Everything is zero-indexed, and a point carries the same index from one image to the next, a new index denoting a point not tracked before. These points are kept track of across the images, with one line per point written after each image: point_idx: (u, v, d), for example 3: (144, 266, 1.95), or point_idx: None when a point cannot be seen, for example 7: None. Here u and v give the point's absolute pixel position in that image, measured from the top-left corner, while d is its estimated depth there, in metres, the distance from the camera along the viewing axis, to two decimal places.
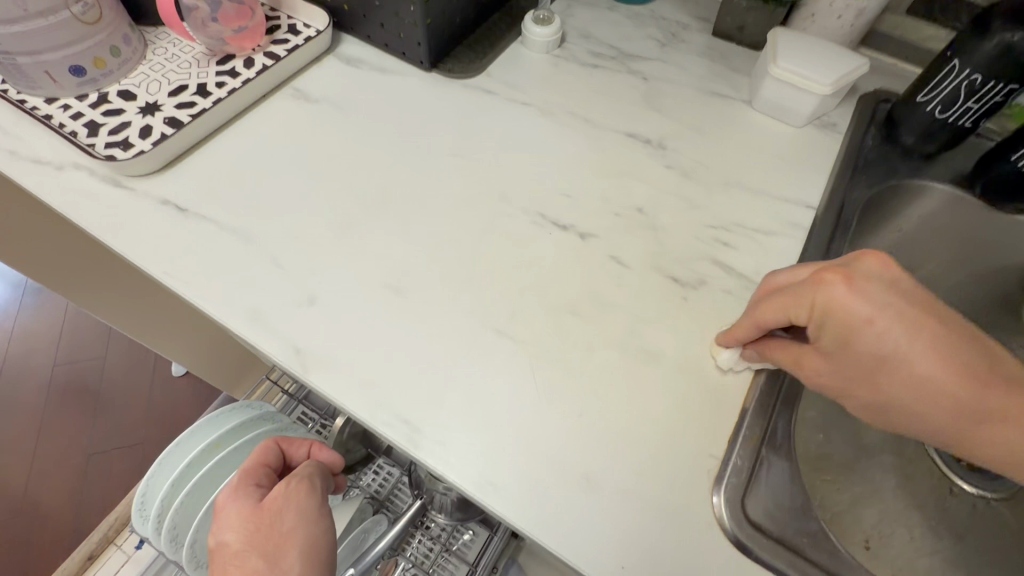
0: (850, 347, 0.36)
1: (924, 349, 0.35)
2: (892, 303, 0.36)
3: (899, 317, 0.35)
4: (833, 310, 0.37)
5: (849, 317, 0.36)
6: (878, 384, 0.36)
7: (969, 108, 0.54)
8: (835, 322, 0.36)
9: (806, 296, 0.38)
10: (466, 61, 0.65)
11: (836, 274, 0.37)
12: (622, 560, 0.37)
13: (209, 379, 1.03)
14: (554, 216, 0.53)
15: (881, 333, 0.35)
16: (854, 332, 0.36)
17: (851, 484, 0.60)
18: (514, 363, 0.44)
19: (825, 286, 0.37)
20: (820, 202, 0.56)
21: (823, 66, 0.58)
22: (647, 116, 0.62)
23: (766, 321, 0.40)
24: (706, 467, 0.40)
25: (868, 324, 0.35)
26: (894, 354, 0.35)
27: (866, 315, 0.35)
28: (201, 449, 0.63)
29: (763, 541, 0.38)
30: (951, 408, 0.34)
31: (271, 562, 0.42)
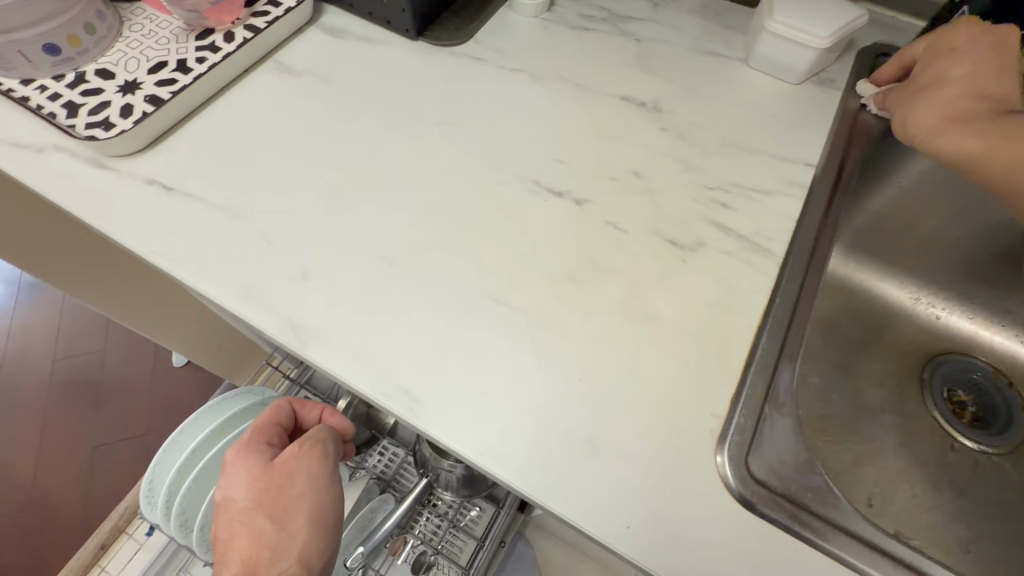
0: (930, 62, 0.52)
1: (968, 73, 0.50)
2: (971, 61, 0.50)
3: (978, 54, 0.50)
4: (940, 37, 0.52)
5: (945, 45, 0.52)
6: (920, 94, 0.51)
7: None
8: (933, 48, 0.53)
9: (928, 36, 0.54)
10: (454, 28, 0.63)
11: (965, 29, 0.51)
12: (627, 520, 0.37)
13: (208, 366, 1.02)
14: (548, 183, 0.52)
15: (955, 53, 0.51)
16: (939, 53, 0.52)
17: (853, 443, 0.61)
18: (512, 332, 0.44)
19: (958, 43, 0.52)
20: (818, 159, 0.55)
21: (821, 18, 0.56)
22: (640, 78, 0.61)
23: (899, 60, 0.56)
24: (708, 427, 0.40)
25: (947, 70, 0.50)
26: (946, 73, 0.50)
27: (956, 49, 0.51)
28: (204, 437, 0.63)
29: (767, 497, 0.38)
30: (954, 103, 0.49)
31: (280, 524, 0.44)
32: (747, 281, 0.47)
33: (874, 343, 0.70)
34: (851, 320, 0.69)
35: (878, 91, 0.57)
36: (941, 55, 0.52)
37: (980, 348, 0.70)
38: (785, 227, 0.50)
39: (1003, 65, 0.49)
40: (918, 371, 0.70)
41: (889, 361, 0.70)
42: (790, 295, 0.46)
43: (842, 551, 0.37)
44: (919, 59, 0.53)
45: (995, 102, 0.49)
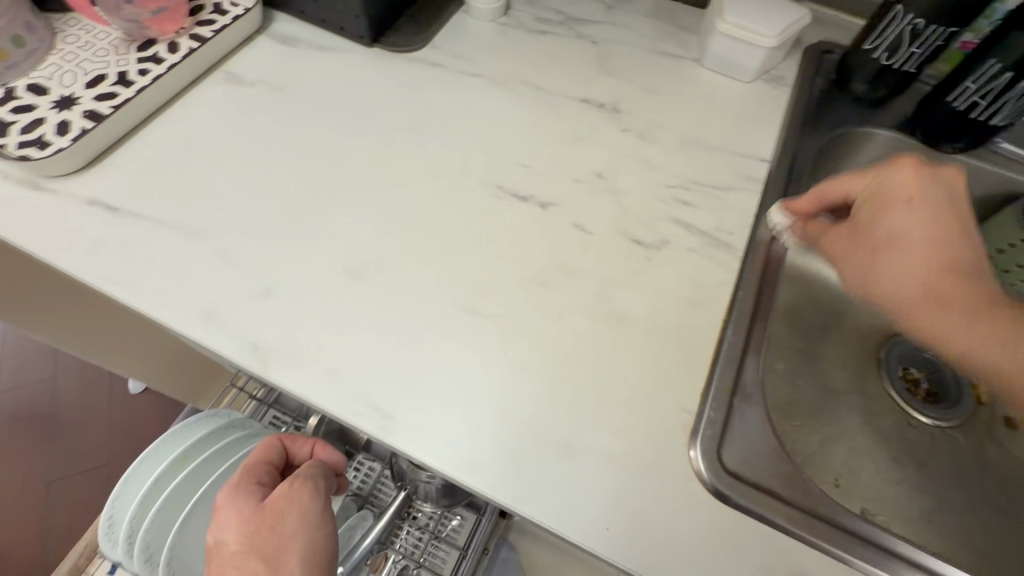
0: (881, 214, 0.43)
1: (931, 236, 0.41)
2: (924, 215, 0.42)
3: (936, 211, 0.42)
4: (886, 185, 0.43)
5: (894, 196, 0.43)
6: (878, 254, 0.42)
7: (912, 53, 0.56)
8: (880, 195, 0.43)
9: (868, 176, 0.45)
10: (410, 33, 0.62)
11: (911, 175, 0.43)
12: (606, 521, 0.37)
13: (167, 390, 0.98)
14: (512, 187, 0.52)
15: (912, 203, 0.42)
16: (891, 205, 0.43)
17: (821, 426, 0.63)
18: (483, 339, 0.43)
19: (893, 180, 0.43)
20: (772, 154, 0.57)
21: (768, 18, 0.58)
22: (600, 80, 0.61)
23: (823, 194, 0.47)
24: (680, 422, 0.41)
25: (905, 202, 0.42)
26: (903, 235, 0.42)
27: (911, 203, 0.42)
28: (167, 465, 0.61)
29: (740, 488, 0.39)
30: (929, 280, 0.40)
31: (271, 567, 0.41)
32: (711, 276, 0.48)
33: (835, 329, 0.73)
34: (811, 308, 0.72)
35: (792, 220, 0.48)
36: (891, 205, 0.43)
37: None
38: (745, 222, 0.52)
39: (961, 221, 0.42)
40: (874, 353, 0.72)
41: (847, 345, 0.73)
42: (752, 287, 0.47)
43: (813, 535, 0.38)
44: (866, 203, 0.44)
45: (971, 282, 0.40)
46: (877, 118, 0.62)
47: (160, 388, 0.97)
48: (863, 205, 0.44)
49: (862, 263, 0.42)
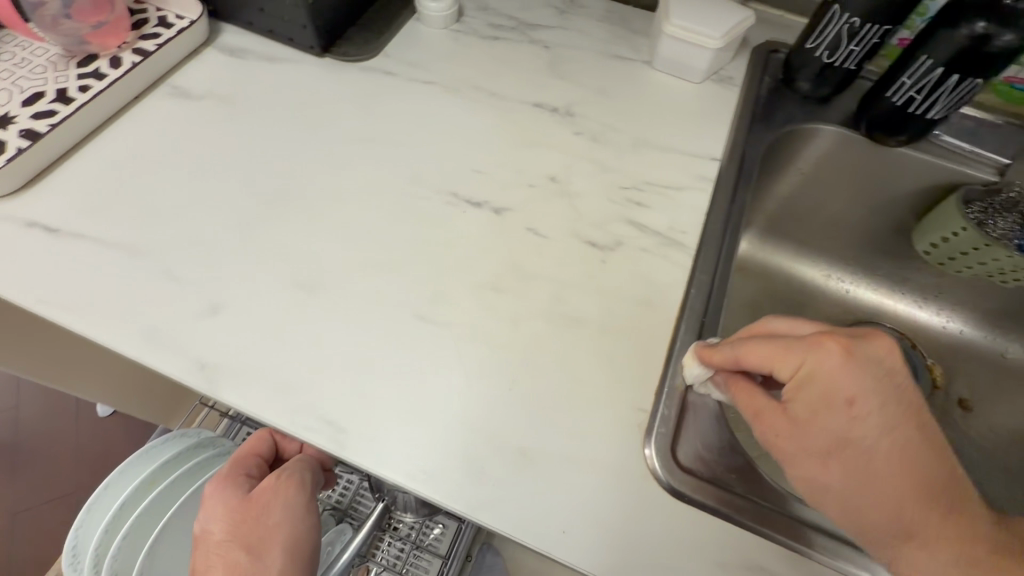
0: (818, 419, 0.34)
1: (890, 456, 0.33)
2: (878, 400, 0.33)
3: (885, 415, 0.33)
4: (819, 374, 0.34)
5: (831, 389, 0.34)
6: (830, 469, 0.34)
7: (852, 51, 0.57)
8: (815, 389, 0.34)
9: (797, 352, 0.35)
10: (361, 42, 0.62)
11: (841, 355, 0.34)
12: (564, 524, 0.37)
13: (136, 413, 0.96)
14: (466, 194, 0.52)
15: (857, 419, 0.33)
16: (831, 411, 0.34)
17: None
18: (438, 348, 0.43)
19: (825, 359, 0.34)
20: (723, 153, 0.58)
21: (712, 20, 0.59)
22: (553, 84, 0.62)
23: (745, 360, 0.37)
24: (636, 421, 0.41)
25: (846, 400, 0.33)
26: (856, 444, 0.33)
27: (859, 423, 0.33)
28: (134, 488, 0.59)
29: (694, 483, 0.39)
30: (893, 506, 0.32)
31: (255, 556, 0.42)
32: (665, 275, 0.49)
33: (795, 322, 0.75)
34: (771, 303, 0.75)
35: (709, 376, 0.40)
36: (830, 401, 0.34)
37: (885, 316, 0.77)
38: (697, 220, 0.53)
39: (913, 408, 0.34)
40: None
41: None
42: (704, 285, 0.48)
43: (768, 527, 0.38)
44: (802, 395, 0.35)
45: (946, 492, 0.32)
46: (824, 114, 0.64)
47: (129, 410, 0.94)
48: (802, 413, 0.35)
49: (826, 495, 0.34)
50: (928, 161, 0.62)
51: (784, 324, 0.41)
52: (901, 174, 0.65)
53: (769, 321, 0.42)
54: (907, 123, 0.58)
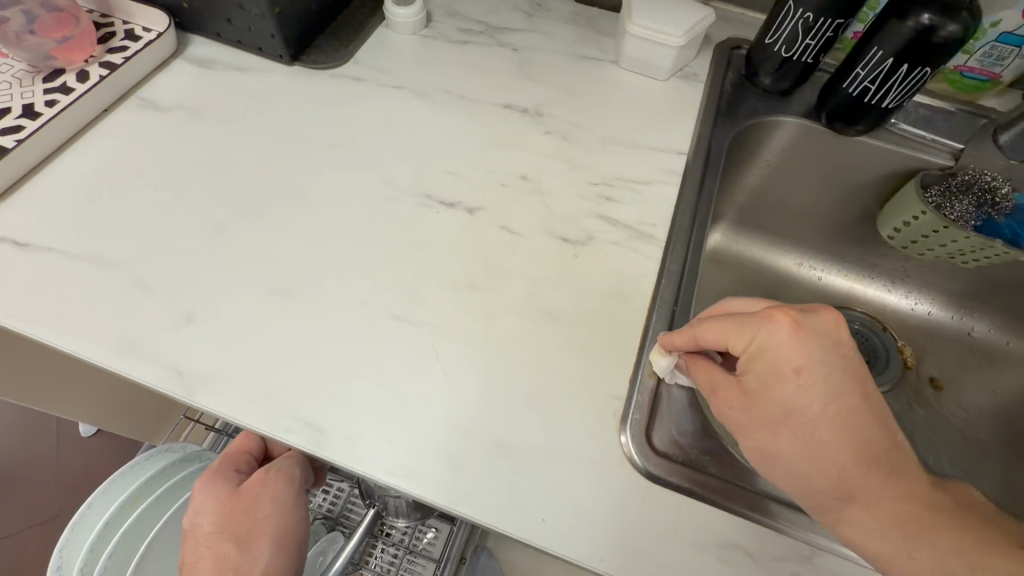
0: (770, 391, 0.36)
1: (834, 423, 0.35)
2: (827, 367, 0.35)
3: (830, 384, 0.35)
4: (769, 348, 0.36)
5: (780, 361, 0.35)
6: (778, 435, 0.36)
7: (808, 45, 0.59)
8: (765, 362, 0.36)
9: (750, 328, 0.37)
10: (331, 50, 0.63)
11: (790, 330, 0.36)
12: (543, 512, 0.38)
13: (110, 427, 0.94)
14: (440, 195, 0.53)
15: (805, 388, 0.35)
16: (781, 383, 0.35)
17: None
18: (414, 346, 0.44)
19: (774, 331, 0.36)
20: (689, 147, 0.59)
21: (674, 19, 0.61)
22: (522, 86, 0.63)
23: (703, 338, 0.39)
24: (611, 409, 0.42)
25: (794, 371, 0.35)
26: (803, 414, 0.35)
27: (806, 393, 0.35)
28: (118, 505, 0.59)
29: (670, 466, 0.40)
30: (837, 471, 0.35)
31: (243, 547, 0.42)
32: (637, 267, 0.50)
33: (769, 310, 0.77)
34: (746, 293, 0.77)
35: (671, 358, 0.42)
36: (779, 373, 0.35)
37: (857, 301, 0.80)
38: (666, 213, 0.54)
39: (857, 376, 0.36)
40: None
41: None
42: (674, 276, 0.49)
43: (741, 505, 0.39)
44: (753, 367, 0.36)
45: (887, 454, 0.35)
46: (785, 107, 0.66)
47: (103, 426, 0.92)
48: (754, 386, 0.36)
49: (777, 461, 0.36)
50: (886, 148, 0.64)
51: (740, 303, 0.43)
52: (862, 162, 0.67)
53: (728, 301, 0.44)
54: (864, 113, 0.60)
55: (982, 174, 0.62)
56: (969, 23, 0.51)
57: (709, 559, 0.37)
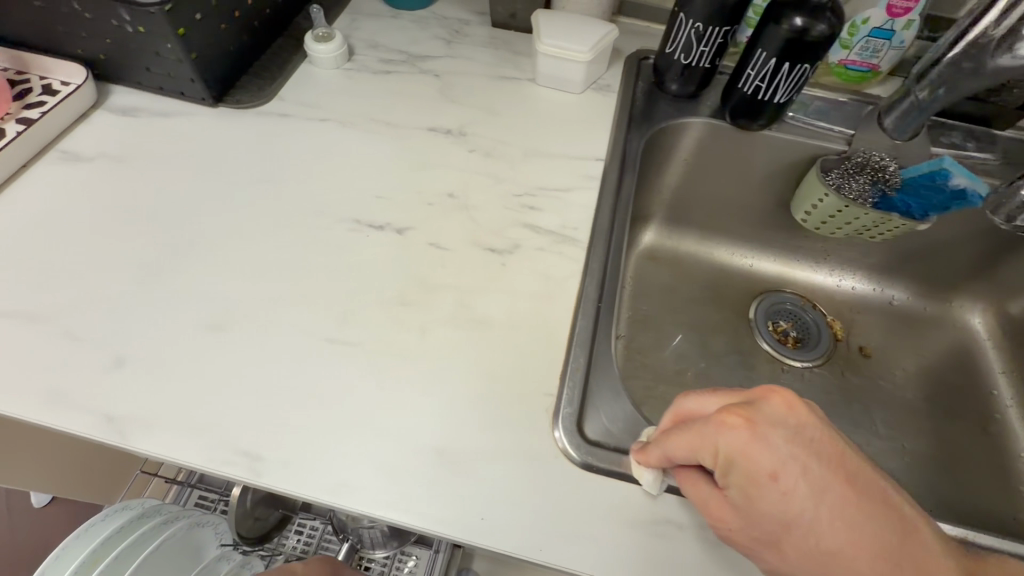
0: (756, 503, 0.34)
1: (833, 524, 0.32)
2: (803, 463, 0.33)
3: (813, 484, 0.33)
4: (737, 458, 0.34)
5: (753, 471, 0.33)
6: (784, 546, 0.34)
7: (703, 51, 0.65)
8: (739, 474, 0.34)
9: (709, 439, 0.35)
10: (256, 88, 0.64)
11: (751, 435, 0.34)
12: (482, 511, 0.39)
13: (51, 490, 0.90)
14: (369, 218, 0.55)
15: (788, 494, 0.33)
16: (762, 493, 0.33)
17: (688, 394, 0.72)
18: (349, 367, 0.45)
19: (734, 438, 0.34)
20: (606, 152, 0.63)
21: (580, 35, 0.65)
22: (445, 108, 0.66)
23: (673, 452, 0.37)
24: (543, 405, 0.44)
25: (772, 480, 0.33)
26: (798, 521, 0.33)
27: (791, 498, 0.33)
28: (80, 564, 0.64)
29: (601, 453, 0.42)
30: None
31: None
32: (562, 269, 0.53)
33: (706, 300, 0.82)
34: (681, 288, 0.82)
35: (653, 472, 0.40)
36: (758, 483, 0.33)
37: (786, 282, 0.85)
38: (587, 215, 0.57)
39: (836, 462, 0.34)
40: (747, 314, 0.81)
41: (720, 313, 0.81)
42: (596, 273, 0.52)
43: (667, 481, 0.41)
44: (733, 482, 0.34)
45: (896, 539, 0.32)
46: (693, 109, 0.71)
47: (43, 489, 0.88)
48: (741, 502, 0.34)
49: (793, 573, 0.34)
50: (787, 139, 0.70)
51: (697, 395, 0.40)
52: (769, 153, 0.72)
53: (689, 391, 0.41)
54: (762, 109, 0.66)
55: (871, 154, 0.67)
56: (836, 24, 0.57)
57: (644, 534, 0.39)
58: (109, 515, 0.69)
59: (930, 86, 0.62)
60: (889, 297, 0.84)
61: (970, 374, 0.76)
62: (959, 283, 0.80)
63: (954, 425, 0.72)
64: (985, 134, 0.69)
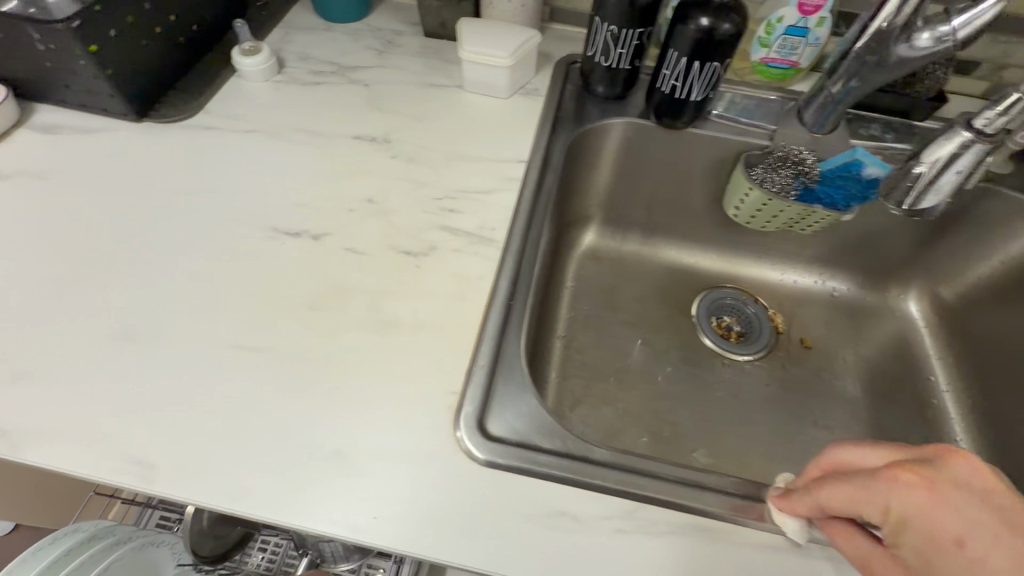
0: (937, 569, 0.32)
1: None
2: (992, 533, 0.31)
3: (1010, 557, 0.30)
4: (910, 516, 0.32)
5: (931, 531, 0.32)
6: None
7: (621, 54, 0.66)
8: (916, 534, 0.32)
9: (878, 495, 0.34)
10: (182, 103, 0.65)
11: (940, 499, 0.32)
12: (374, 511, 0.39)
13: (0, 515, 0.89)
14: (286, 226, 0.55)
15: (977, 562, 0.30)
16: (943, 558, 0.31)
17: (627, 391, 0.72)
18: (253, 374, 0.45)
19: (907, 493, 0.33)
20: (529, 154, 0.64)
21: (500, 41, 0.66)
22: (372, 116, 0.67)
23: (831, 504, 0.36)
24: (446, 404, 0.44)
25: (957, 544, 0.31)
26: None
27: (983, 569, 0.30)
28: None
29: (501, 449, 0.42)
30: None
31: None
32: (476, 269, 0.53)
33: (648, 298, 0.82)
34: (623, 288, 0.83)
35: (798, 526, 0.39)
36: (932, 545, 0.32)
37: (728, 279, 0.86)
38: (506, 216, 0.58)
39: None
40: (689, 311, 0.82)
41: (663, 310, 0.82)
42: (510, 272, 0.53)
43: (565, 475, 0.41)
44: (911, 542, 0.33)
45: None
46: (620, 110, 0.72)
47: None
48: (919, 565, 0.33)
49: None
50: (712, 136, 0.71)
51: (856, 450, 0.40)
52: (696, 151, 0.73)
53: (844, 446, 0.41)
54: (683, 108, 0.67)
55: (790, 148, 0.69)
56: (740, 24, 0.58)
57: (538, 527, 0.39)
58: (53, 540, 0.67)
59: (843, 78, 0.64)
60: (831, 289, 0.85)
61: (907, 363, 0.77)
62: (894, 272, 0.81)
63: (892, 413, 0.73)
64: (903, 127, 0.71)
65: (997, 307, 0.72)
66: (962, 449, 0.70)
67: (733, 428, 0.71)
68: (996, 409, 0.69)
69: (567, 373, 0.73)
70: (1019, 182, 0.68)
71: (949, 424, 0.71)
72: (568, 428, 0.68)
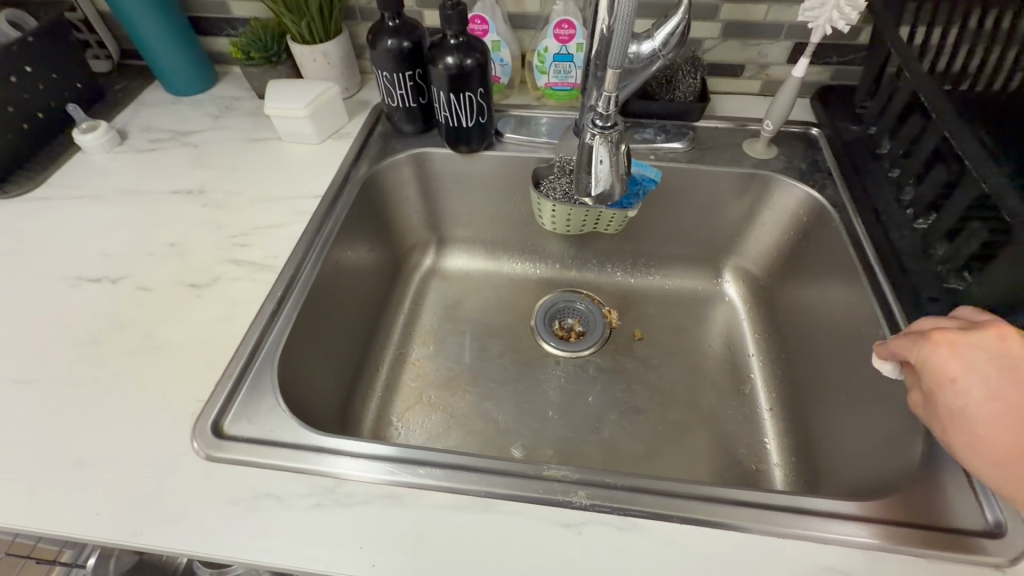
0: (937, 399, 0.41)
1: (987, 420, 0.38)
2: (987, 368, 0.39)
3: (988, 390, 0.39)
4: (929, 364, 0.42)
5: (939, 374, 0.41)
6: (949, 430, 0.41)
7: (403, 95, 0.75)
8: (927, 376, 0.42)
9: (921, 353, 0.43)
10: (26, 179, 0.74)
11: (943, 337, 0.42)
12: (98, 509, 0.44)
13: None
14: (90, 273, 0.62)
15: (961, 391, 0.40)
16: (939, 390, 0.41)
17: (454, 396, 0.77)
18: (23, 402, 0.51)
19: (933, 348, 0.42)
20: (325, 189, 0.72)
21: (298, 95, 0.75)
22: (193, 172, 0.75)
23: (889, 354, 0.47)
24: (190, 411, 0.50)
25: (950, 383, 0.40)
26: (961, 413, 0.40)
27: (965, 397, 0.40)
28: None
29: (228, 447, 0.48)
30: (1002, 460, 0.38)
31: None
32: (250, 294, 0.60)
33: (489, 308, 0.88)
34: (468, 300, 0.89)
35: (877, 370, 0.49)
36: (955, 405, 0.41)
37: (567, 283, 0.92)
38: (289, 244, 0.65)
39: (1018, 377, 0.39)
40: (527, 316, 0.87)
41: (501, 317, 0.87)
42: (278, 293, 0.59)
43: (283, 462, 0.47)
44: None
45: None
46: (423, 143, 0.81)
47: None
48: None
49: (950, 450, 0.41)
50: (503, 157, 0.80)
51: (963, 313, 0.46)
52: (499, 170, 0.82)
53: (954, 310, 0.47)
54: (467, 134, 0.75)
55: (568, 158, 0.76)
56: (482, 60, 0.68)
57: (243, 510, 0.44)
58: None
59: (596, 89, 0.70)
60: (664, 282, 0.89)
61: (728, 342, 0.81)
62: (712, 258, 0.86)
63: (711, 392, 0.77)
64: (675, 127, 0.79)
65: (788, 278, 0.77)
66: (767, 417, 0.73)
67: (554, 419, 0.75)
68: (793, 374, 0.73)
69: (399, 385, 0.78)
70: (780, 165, 0.75)
71: (760, 395, 0.75)
72: (394, 435, 0.73)
